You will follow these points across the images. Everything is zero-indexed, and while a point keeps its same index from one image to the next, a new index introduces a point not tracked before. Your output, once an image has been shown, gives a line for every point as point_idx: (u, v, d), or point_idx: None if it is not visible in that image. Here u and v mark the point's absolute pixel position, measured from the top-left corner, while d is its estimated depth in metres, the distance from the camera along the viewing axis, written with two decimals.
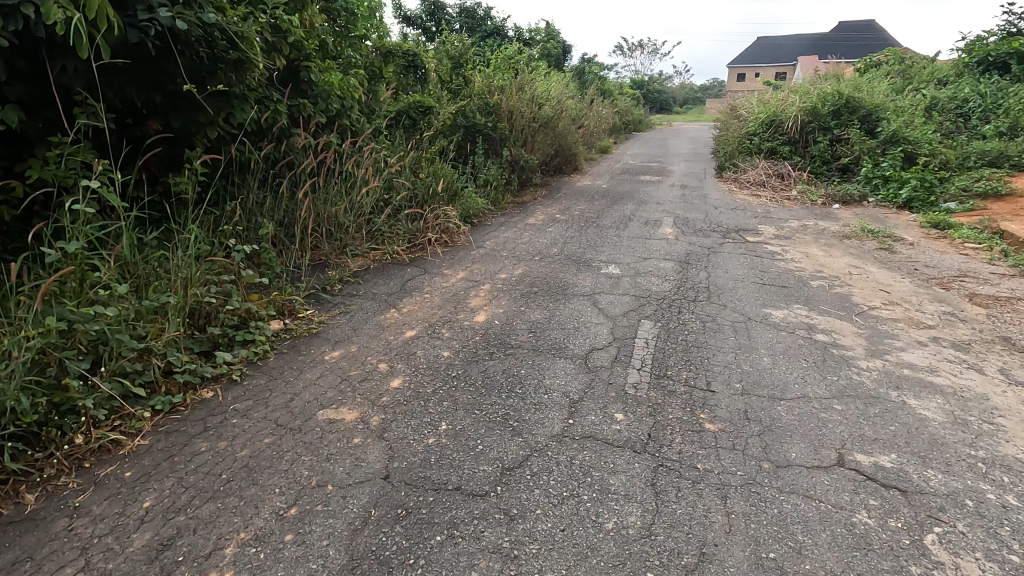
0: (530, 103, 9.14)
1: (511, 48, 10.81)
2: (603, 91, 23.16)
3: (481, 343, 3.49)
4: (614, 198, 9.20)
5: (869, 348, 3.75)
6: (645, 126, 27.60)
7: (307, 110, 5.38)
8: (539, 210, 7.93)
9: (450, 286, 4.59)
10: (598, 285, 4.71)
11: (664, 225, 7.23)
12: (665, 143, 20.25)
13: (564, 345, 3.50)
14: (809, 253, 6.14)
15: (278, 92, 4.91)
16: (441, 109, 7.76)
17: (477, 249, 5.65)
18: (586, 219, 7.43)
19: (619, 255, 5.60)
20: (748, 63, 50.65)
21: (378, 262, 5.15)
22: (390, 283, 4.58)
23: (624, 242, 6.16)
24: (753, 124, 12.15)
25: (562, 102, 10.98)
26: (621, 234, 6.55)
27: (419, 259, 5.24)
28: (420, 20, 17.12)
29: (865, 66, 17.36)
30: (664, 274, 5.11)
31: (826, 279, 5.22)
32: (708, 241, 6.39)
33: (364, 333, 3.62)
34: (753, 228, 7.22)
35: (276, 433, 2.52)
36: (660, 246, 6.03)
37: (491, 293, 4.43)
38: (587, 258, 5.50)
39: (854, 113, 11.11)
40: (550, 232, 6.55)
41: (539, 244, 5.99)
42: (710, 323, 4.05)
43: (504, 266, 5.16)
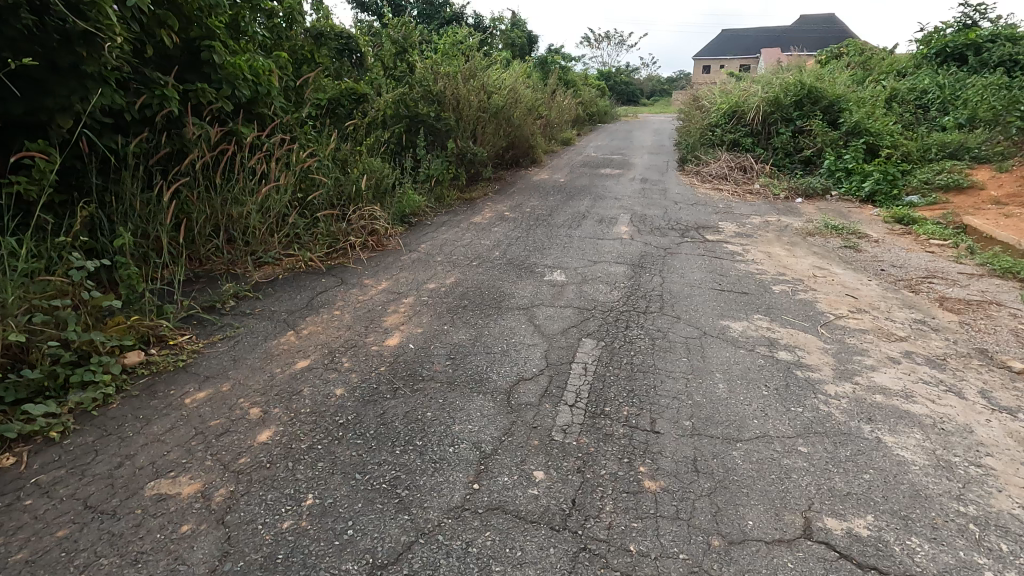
0: (479, 92, 8.53)
1: (462, 33, 10.16)
2: (567, 82, 22.65)
3: (385, 375, 2.90)
4: (570, 194, 8.68)
5: (836, 368, 3.30)
6: (610, 118, 27.21)
7: (206, 97, 4.67)
8: (487, 208, 7.34)
9: (367, 300, 3.98)
10: (538, 296, 4.18)
11: (620, 222, 6.74)
12: (630, 135, 19.87)
13: (486, 375, 2.94)
14: (771, 253, 5.73)
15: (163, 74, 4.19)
16: (378, 98, 7.08)
17: (408, 254, 5.04)
18: (536, 217, 6.89)
19: (566, 258, 5.07)
20: (713, 55, 50.86)
21: (288, 270, 4.49)
22: (296, 297, 3.94)
23: (574, 243, 5.64)
24: (715, 115, 11.80)
25: (517, 92, 10.40)
26: (571, 233, 6.03)
27: (338, 267, 4.61)
28: (374, 6, 16.29)
29: (826, 57, 17.24)
30: (613, 281, 4.61)
31: (788, 283, 4.80)
32: (665, 241, 5.92)
33: (245, 365, 2.99)
34: (713, 225, 6.80)
35: (77, 523, 1.89)
36: (612, 248, 5.53)
37: (413, 308, 3.84)
38: (530, 262, 4.96)
39: (816, 103, 10.84)
40: (494, 233, 5.99)
41: (480, 247, 5.41)
42: (660, 341, 3.55)
43: (435, 275, 4.57)
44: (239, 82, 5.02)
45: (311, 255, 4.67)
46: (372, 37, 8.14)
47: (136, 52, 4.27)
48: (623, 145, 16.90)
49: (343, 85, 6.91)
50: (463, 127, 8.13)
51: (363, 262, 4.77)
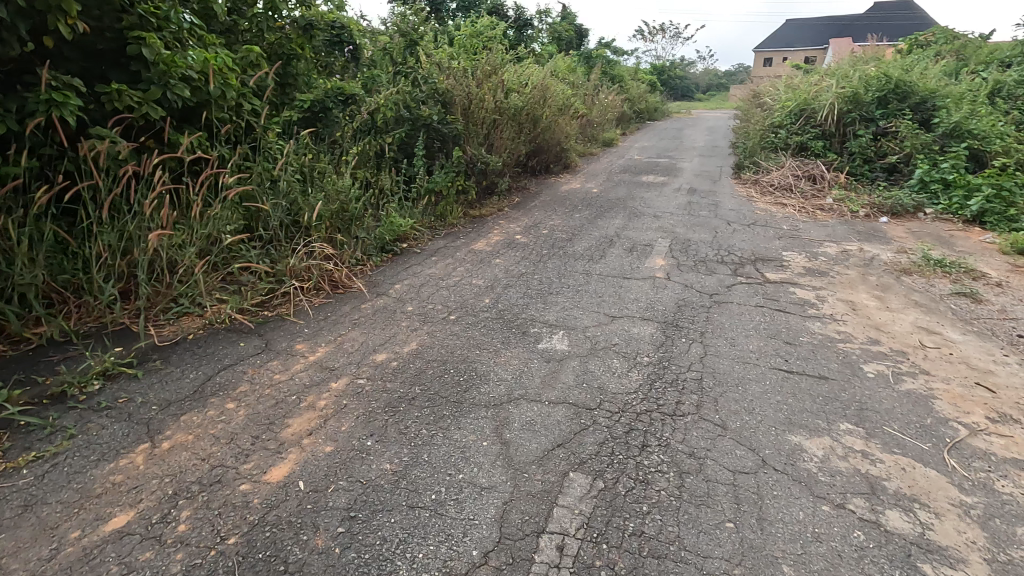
0: (498, 89, 7.35)
1: (485, 22, 9.05)
2: (613, 78, 21.19)
3: (227, 559, 1.79)
4: (601, 209, 7.40)
5: (991, 559, 1.96)
6: (661, 114, 25.43)
7: (118, 102, 3.75)
8: (497, 229, 6.20)
9: (283, 380, 2.92)
10: (523, 378, 2.99)
11: (654, 252, 5.43)
12: (681, 134, 18.20)
13: (391, 567, 1.78)
14: (856, 303, 4.30)
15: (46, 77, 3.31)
16: (369, 98, 6.03)
17: (370, 303, 3.93)
18: (553, 242, 5.68)
19: (575, 311, 3.86)
20: (776, 47, 47.69)
21: (205, 328, 3.46)
22: (191, 373, 2.92)
23: (590, 286, 4.40)
24: (780, 113, 10.15)
25: (547, 89, 9.15)
26: (588, 269, 4.79)
27: (273, 322, 3.56)
28: None
29: (910, 46, 15.06)
30: (635, 351, 3.37)
31: (884, 358, 3.40)
32: (711, 282, 4.61)
33: (35, 519, 1.95)
34: (775, 257, 5.39)
35: None
36: (638, 294, 4.25)
37: (340, 400, 2.74)
38: (526, 317, 3.75)
39: (903, 99, 9.07)
40: (494, 267, 4.83)
41: (469, 289, 4.27)
42: (691, 481, 2.29)
43: (394, 336, 3.45)
44: (169, 81, 4.07)
45: (244, 303, 3.68)
46: (374, 29, 7.07)
47: (19, 47, 3.38)
48: (672, 145, 15.35)
49: (327, 86, 5.96)
50: (478, 130, 6.97)
51: (309, 313, 3.73)
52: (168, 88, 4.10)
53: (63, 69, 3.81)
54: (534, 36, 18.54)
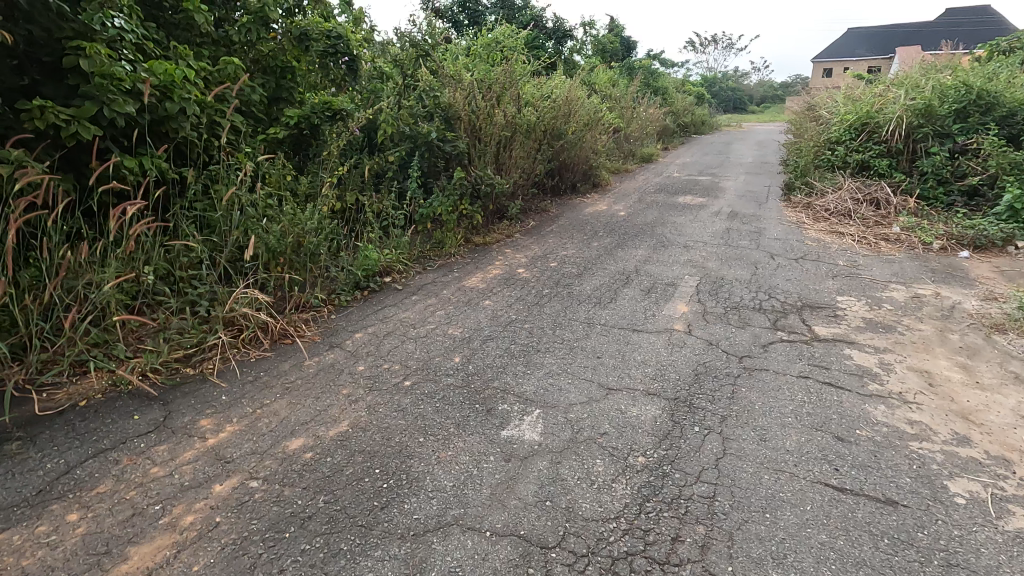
0: (511, 103, 6.67)
1: (507, 32, 8.45)
2: (656, 90, 20.29)
3: None
4: (625, 236, 6.57)
5: None
6: (709, 128, 24.20)
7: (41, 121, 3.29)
8: (498, 260, 5.49)
9: (158, 478, 2.27)
10: (466, 488, 2.23)
11: (677, 294, 4.58)
12: (728, 149, 17.06)
13: None
14: (934, 376, 3.32)
15: None
16: (360, 114, 5.45)
17: (315, 359, 3.27)
18: (559, 279, 4.91)
19: (561, 380, 3.08)
20: (835, 57, 45.31)
21: (105, 391, 2.86)
22: (48, 463, 2.30)
23: (589, 340, 3.61)
24: (836, 127, 9.03)
25: (573, 102, 8.41)
26: (591, 317, 3.99)
27: (188, 385, 2.95)
28: (450, 13, 15.66)
29: (991, 51, 13.47)
30: (627, 445, 2.56)
31: (978, 471, 2.46)
32: (742, 339, 3.73)
33: None
34: (826, 304, 4.43)
35: None
36: (646, 356, 3.42)
37: (212, 516, 2.05)
38: (497, 387, 3.00)
39: (986, 111, 7.82)
40: (480, 311, 4.11)
41: (440, 342, 3.55)
42: None
43: (325, 411, 2.76)
44: (107, 96, 3.55)
45: (164, 357, 3.09)
46: (376, 41, 6.60)
47: None
48: (717, 161, 14.30)
49: (315, 100, 5.42)
50: (486, 149, 6.29)
51: (237, 371, 3.10)
52: (106, 104, 3.58)
53: None
54: (574, 47, 17.91)
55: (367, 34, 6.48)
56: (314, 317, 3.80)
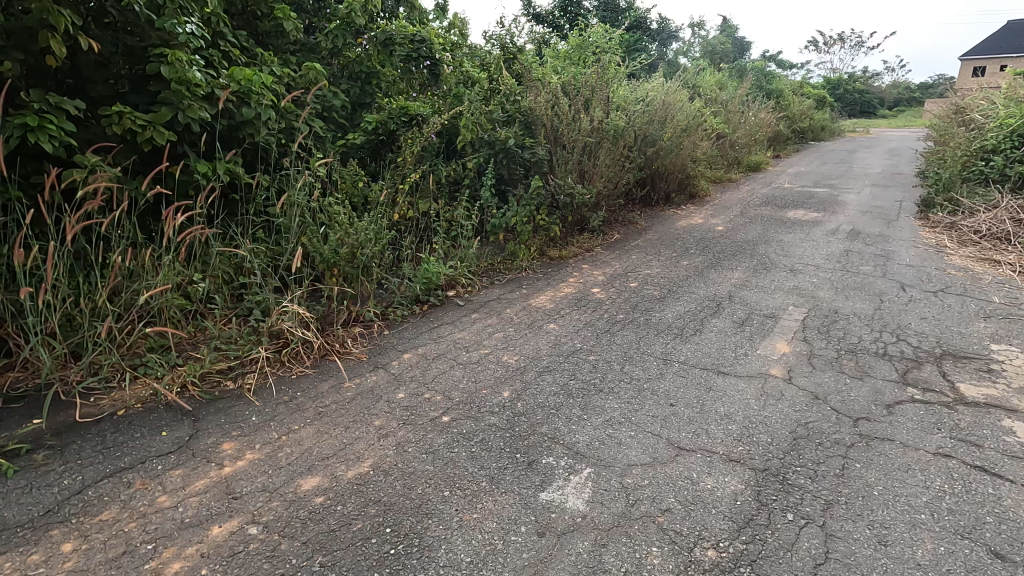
0: (599, 108, 6.20)
1: (601, 32, 7.98)
2: (770, 93, 18.73)
3: None
4: (719, 255, 5.87)
5: None
6: (830, 134, 21.97)
7: (120, 129, 3.38)
8: (572, 277, 5.06)
9: (162, 509, 2.10)
10: (484, 569, 1.85)
11: (777, 328, 3.89)
12: (853, 158, 15.25)
13: None
14: None
15: (33, 101, 3.05)
16: (436, 119, 5.27)
17: (355, 382, 3.04)
18: (637, 302, 4.39)
19: (621, 432, 2.60)
20: (990, 53, 39.69)
21: (145, 400, 2.80)
22: (66, 479, 2.22)
23: (662, 381, 3.09)
24: (992, 133, 7.58)
25: (670, 106, 7.76)
26: (668, 352, 3.44)
27: (223, 401, 2.82)
28: (551, 17, 15.45)
29: None
30: (695, 530, 2.04)
31: None
32: (858, 393, 3.02)
33: None
34: (977, 354, 3.54)
35: None
36: (731, 408, 2.84)
37: (200, 567, 1.83)
38: (544, 434, 2.58)
39: None
40: (542, 335, 3.71)
41: (491, 370, 3.20)
42: None
43: (351, 445, 2.50)
44: (182, 102, 3.58)
45: (207, 368, 2.99)
46: (462, 44, 6.42)
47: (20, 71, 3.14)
48: (838, 171, 12.79)
49: (392, 105, 5.31)
50: (568, 156, 5.87)
51: (275, 389, 2.94)
52: (182, 109, 3.61)
53: (77, 91, 3.51)
54: (680, 49, 16.98)
55: (453, 37, 6.33)
56: (365, 332, 3.59)
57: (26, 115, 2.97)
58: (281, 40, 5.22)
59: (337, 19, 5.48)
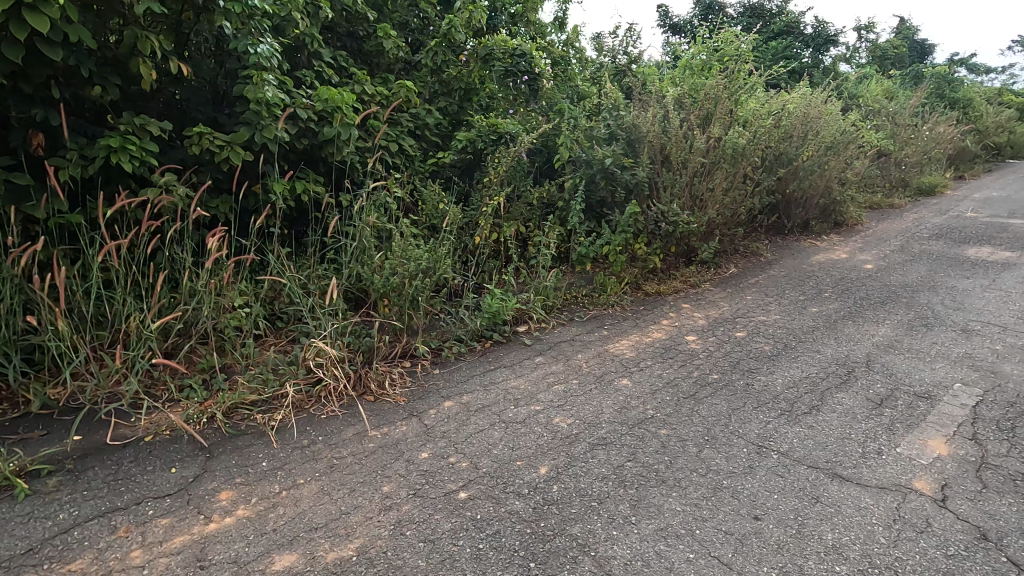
0: (720, 123, 5.41)
1: (734, 38, 7.10)
2: (956, 102, 15.80)
3: None
4: (862, 301, 4.78)
5: None
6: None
7: (199, 150, 3.45)
8: (666, 318, 4.38)
9: (129, 567, 1.92)
10: None
11: (931, 414, 2.92)
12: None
13: None
14: None
15: (120, 123, 3.20)
16: (527, 137, 4.92)
17: (381, 432, 2.73)
18: (740, 358, 3.62)
19: (674, 551, 1.98)
20: None
21: (172, 427, 2.73)
22: (63, 513, 2.15)
23: (747, 478, 2.38)
24: None
25: (811, 120, 6.65)
26: (767, 436, 2.68)
27: (243, 438, 2.66)
28: (689, 26, 14.46)
29: None
30: None
31: None
32: None
33: None
34: None
35: None
36: (843, 536, 2.06)
37: None
38: (572, 538, 2.05)
39: None
40: (610, 392, 3.14)
41: (536, 433, 2.72)
42: None
43: (346, 516, 2.17)
44: (261, 121, 3.59)
45: (236, 401, 2.86)
46: (574, 59, 6.02)
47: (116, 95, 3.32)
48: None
49: (482, 123, 5.07)
50: (678, 177, 5.15)
51: (298, 431, 2.73)
52: (259, 129, 3.62)
53: (171, 113, 3.68)
54: (839, 55, 15.01)
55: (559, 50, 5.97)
56: (411, 371, 3.30)
57: (111, 137, 3.10)
58: (383, 59, 5.21)
59: (439, 36, 5.36)
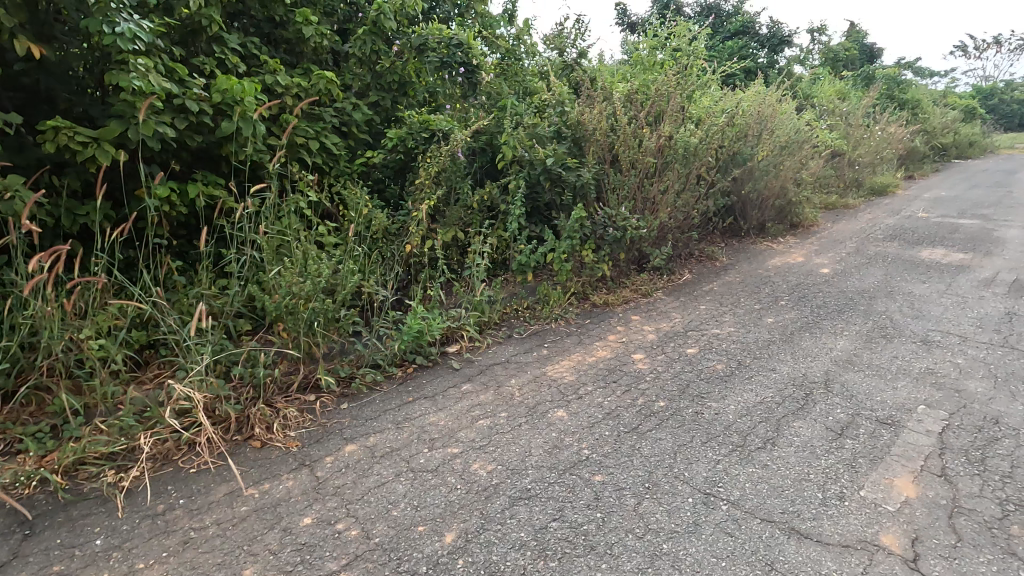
0: (671, 121, 5.08)
1: (687, 33, 6.82)
2: (906, 103, 16.09)
3: None
4: (819, 310, 4.51)
5: None
6: (981, 151, 18.57)
7: (56, 148, 2.90)
8: (612, 333, 4.01)
9: None
10: None
11: (895, 446, 2.61)
12: (1011, 180, 12.52)
13: None
14: None
15: None
16: (461, 135, 4.48)
17: (259, 490, 2.26)
18: (689, 380, 3.27)
19: None
20: None
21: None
22: None
23: (690, 540, 2.00)
24: None
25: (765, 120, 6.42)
26: (715, 481, 2.32)
27: (82, 506, 2.15)
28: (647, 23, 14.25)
29: None
30: None
31: None
32: None
33: None
34: None
35: None
36: None
37: None
38: None
39: None
40: (541, 428, 2.74)
41: (448, 485, 2.29)
42: None
43: None
44: (137, 113, 3.06)
45: (81, 454, 2.32)
46: (518, 54, 5.54)
47: None
48: (992, 197, 10.39)
49: (413, 119, 4.60)
50: (627, 179, 4.80)
51: (155, 492, 2.23)
52: (133, 124, 3.08)
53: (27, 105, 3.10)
54: (794, 56, 15.08)
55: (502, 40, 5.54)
56: (313, 406, 2.82)
57: None
58: (303, 48, 4.70)
59: (367, 24, 4.87)
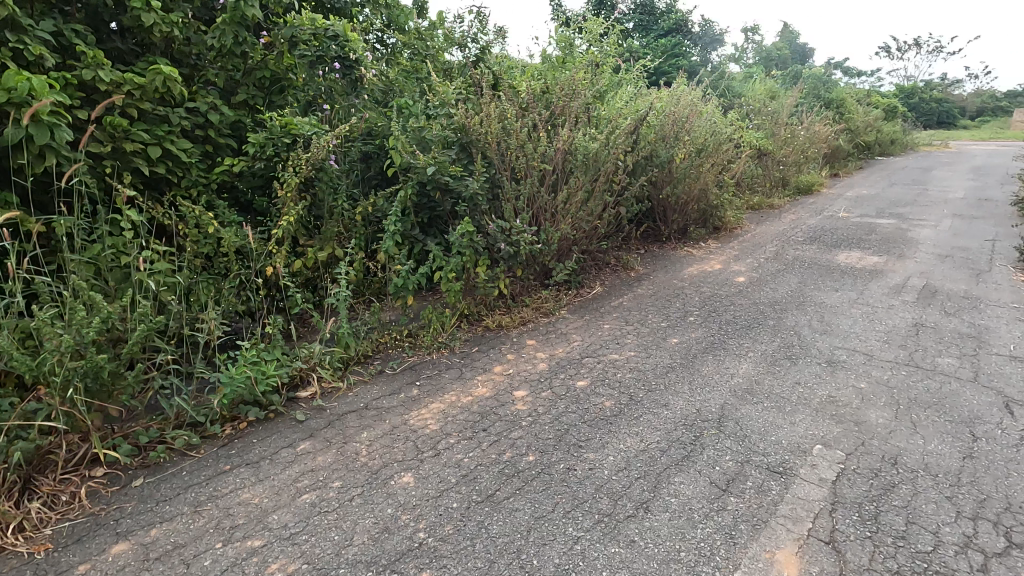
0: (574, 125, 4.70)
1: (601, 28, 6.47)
2: (832, 102, 16.49)
3: None
4: (727, 327, 4.24)
5: None
6: (902, 149, 19.35)
7: None
8: (499, 363, 3.59)
9: None
10: None
11: (783, 503, 2.29)
12: (928, 178, 12.95)
13: None
14: None
15: None
16: (328, 140, 3.94)
17: None
18: (570, 423, 2.87)
19: None
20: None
21: None
22: None
23: None
24: None
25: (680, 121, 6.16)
26: (567, 572, 1.91)
27: None
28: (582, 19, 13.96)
29: None
30: None
31: None
32: None
33: None
34: None
35: None
36: None
37: None
38: None
39: None
40: (377, 500, 2.27)
41: None
42: None
43: None
44: None
45: None
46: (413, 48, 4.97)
47: None
48: (909, 196, 10.64)
49: (274, 121, 4.02)
50: (524, 188, 4.38)
51: None
52: None
53: None
54: (725, 55, 15.16)
55: (399, 50, 5.22)
56: (89, 491, 2.28)
57: None
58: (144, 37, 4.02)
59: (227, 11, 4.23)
